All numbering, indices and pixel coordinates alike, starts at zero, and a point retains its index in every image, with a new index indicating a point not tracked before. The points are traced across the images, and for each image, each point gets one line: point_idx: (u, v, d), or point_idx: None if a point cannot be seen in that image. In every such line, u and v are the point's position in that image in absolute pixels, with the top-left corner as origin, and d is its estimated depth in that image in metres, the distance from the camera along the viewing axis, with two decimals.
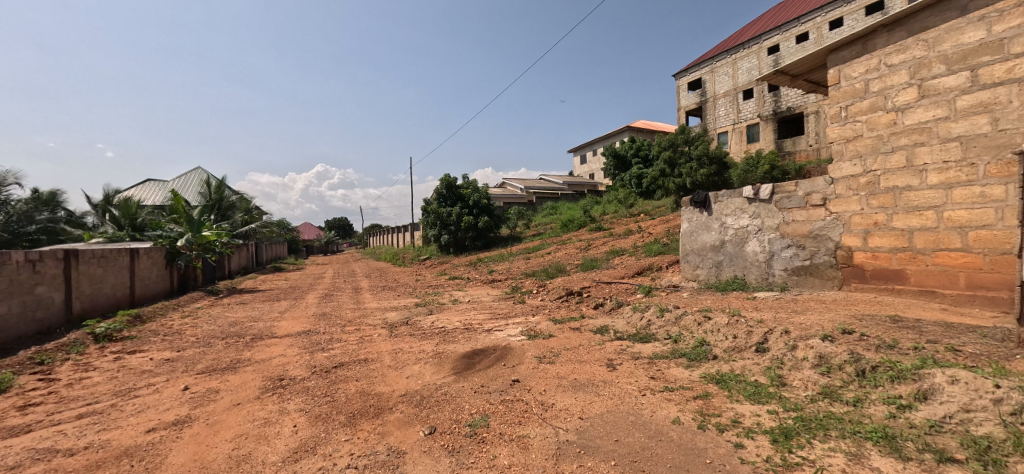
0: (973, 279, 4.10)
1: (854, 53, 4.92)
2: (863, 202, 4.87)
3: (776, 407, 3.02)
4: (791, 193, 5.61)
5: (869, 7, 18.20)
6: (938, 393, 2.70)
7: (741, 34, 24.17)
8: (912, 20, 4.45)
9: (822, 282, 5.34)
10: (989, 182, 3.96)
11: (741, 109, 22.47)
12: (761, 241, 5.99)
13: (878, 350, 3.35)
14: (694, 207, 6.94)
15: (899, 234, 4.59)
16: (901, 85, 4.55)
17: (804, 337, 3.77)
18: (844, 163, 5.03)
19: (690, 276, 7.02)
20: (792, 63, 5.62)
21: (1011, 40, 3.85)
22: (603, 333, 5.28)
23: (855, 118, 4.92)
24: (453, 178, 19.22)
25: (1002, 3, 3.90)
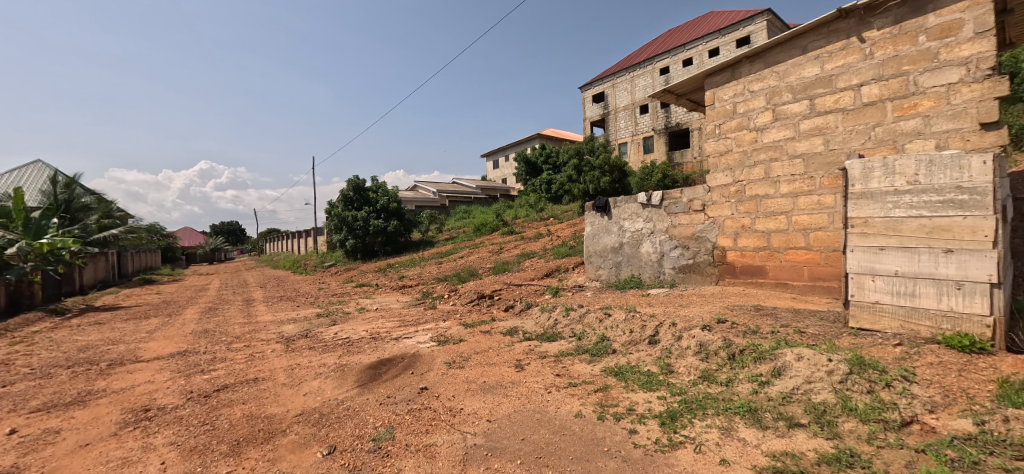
0: (815, 272, 4.89)
1: (725, 79, 5.62)
2: (733, 207, 5.59)
3: (664, 393, 3.34)
4: (677, 199, 6.23)
5: (740, 40, 20.92)
6: (788, 369, 3.18)
7: (638, 54, 26.34)
8: (768, 55, 5.20)
9: (703, 278, 6.01)
10: (823, 191, 4.77)
11: (639, 123, 24.49)
12: (653, 242, 6.57)
13: (745, 336, 3.85)
14: (595, 212, 7.40)
15: (760, 235, 5.34)
16: (759, 108, 5.31)
17: (688, 328, 4.21)
18: (718, 174, 5.72)
19: (594, 276, 7.46)
20: (676, 84, 6.26)
21: (837, 77, 4.68)
22: (513, 334, 5.39)
23: (726, 135, 5.64)
24: (361, 180, 18.37)
25: (830, 46, 4.72)
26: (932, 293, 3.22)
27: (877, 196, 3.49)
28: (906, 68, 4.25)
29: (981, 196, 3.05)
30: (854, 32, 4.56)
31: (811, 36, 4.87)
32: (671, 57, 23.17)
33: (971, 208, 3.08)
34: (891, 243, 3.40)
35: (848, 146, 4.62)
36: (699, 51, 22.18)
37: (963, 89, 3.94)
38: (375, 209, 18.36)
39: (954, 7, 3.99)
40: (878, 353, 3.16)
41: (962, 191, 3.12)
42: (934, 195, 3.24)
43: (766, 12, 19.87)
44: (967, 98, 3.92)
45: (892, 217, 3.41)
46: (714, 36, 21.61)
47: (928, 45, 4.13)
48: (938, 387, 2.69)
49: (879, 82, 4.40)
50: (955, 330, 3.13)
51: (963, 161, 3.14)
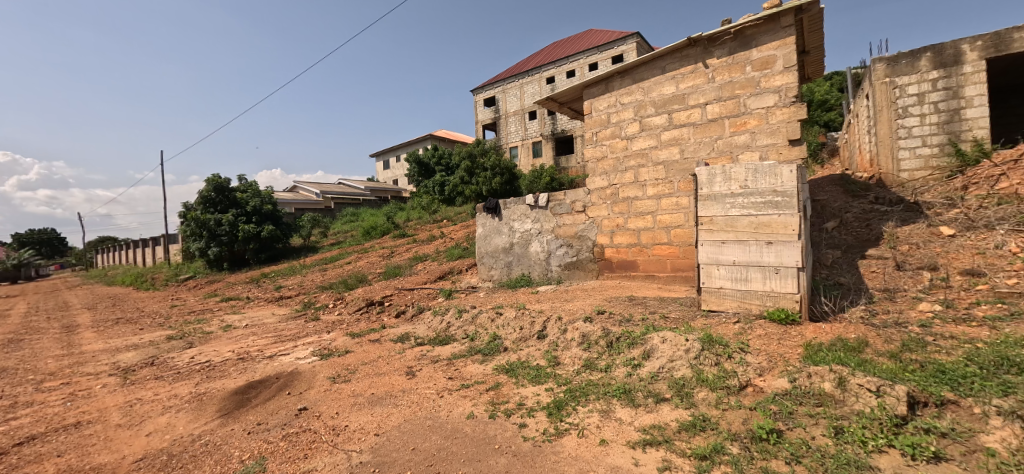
0: (676, 264, 5.57)
1: (600, 91, 6.12)
2: (609, 208, 6.11)
3: (552, 384, 3.51)
4: (561, 201, 6.62)
5: (614, 57, 22.93)
6: (655, 351, 3.57)
7: (526, 62, 27.40)
8: (634, 72, 5.78)
9: (585, 273, 6.46)
10: (680, 193, 5.46)
11: (527, 128, 25.48)
12: (541, 242, 6.88)
13: (621, 324, 4.23)
14: (486, 213, 7.51)
15: (632, 233, 5.91)
16: (629, 119, 5.88)
17: (572, 321, 4.49)
18: (596, 177, 6.21)
19: (486, 276, 7.57)
20: (558, 93, 6.64)
21: (688, 95, 5.38)
22: (404, 341, 5.21)
23: (602, 142, 6.15)
24: (224, 179, 16.26)
25: (682, 69, 5.40)
26: (759, 277, 3.88)
27: (719, 197, 4.09)
28: (738, 92, 5.04)
29: (790, 198, 3.75)
30: (700, 59, 5.28)
31: (668, 59, 5.52)
32: (555, 68, 24.50)
33: (783, 207, 3.77)
34: (730, 237, 4.02)
35: (697, 155, 5.35)
36: (580, 64, 23.81)
37: (777, 111, 4.81)
38: (244, 212, 16.35)
39: (770, 44, 4.84)
40: (723, 330, 3.72)
41: (777, 194, 3.80)
42: (758, 197, 3.89)
43: (635, 34, 22.05)
44: (780, 119, 4.80)
45: (730, 215, 4.02)
46: (593, 52, 23.37)
47: (753, 74, 4.95)
48: (766, 355, 3.25)
49: (719, 102, 5.17)
50: (776, 306, 3.81)
51: (778, 169, 3.82)
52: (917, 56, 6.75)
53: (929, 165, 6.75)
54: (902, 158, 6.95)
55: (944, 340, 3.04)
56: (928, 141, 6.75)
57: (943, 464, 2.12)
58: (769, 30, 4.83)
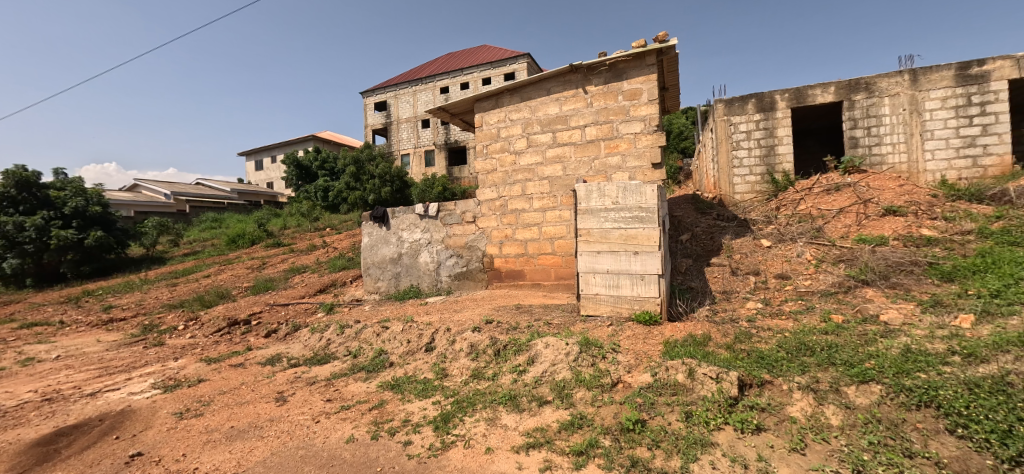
0: (558, 272, 5.94)
1: (491, 106, 6.32)
2: (498, 219, 6.29)
3: (439, 397, 3.48)
4: (451, 211, 6.64)
5: (507, 74, 23.75)
6: (539, 356, 3.75)
7: (419, 70, 27.03)
8: (522, 91, 6.08)
9: (475, 283, 6.54)
10: (563, 207, 5.85)
11: (420, 136, 25.08)
12: (430, 252, 6.79)
13: (507, 332, 4.36)
14: (373, 222, 7.19)
15: (519, 243, 6.16)
16: (517, 135, 6.15)
17: (460, 331, 4.49)
18: (486, 189, 6.36)
19: (372, 289, 7.22)
20: (448, 104, 6.66)
21: (570, 117, 5.82)
22: (275, 363, 4.72)
23: (491, 155, 6.34)
24: (31, 173, 13.11)
25: (565, 93, 5.83)
26: (629, 284, 4.32)
27: (594, 211, 4.46)
28: (611, 117, 5.59)
29: (652, 214, 4.24)
30: (580, 84, 5.75)
31: (553, 81, 5.90)
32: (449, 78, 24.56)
33: (647, 222, 4.26)
34: (604, 247, 4.41)
35: (577, 173, 5.80)
36: (474, 77, 24.20)
37: (643, 137, 5.44)
38: (60, 214, 13.25)
39: (637, 79, 5.47)
40: (598, 333, 4.06)
41: (642, 210, 4.28)
42: (627, 212, 4.33)
43: (527, 55, 23.12)
44: (645, 144, 5.44)
45: (604, 228, 4.41)
46: (486, 67, 23.93)
47: (624, 102, 5.53)
48: (633, 353, 3.61)
49: (596, 126, 5.68)
50: (641, 309, 4.28)
51: (643, 189, 4.31)
52: (746, 100, 8.20)
53: (754, 189, 8.21)
54: (736, 183, 8.36)
55: (764, 331, 3.70)
56: (753, 170, 8.22)
57: (763, 434, 2.61)
58: (637, 66, 5.46)
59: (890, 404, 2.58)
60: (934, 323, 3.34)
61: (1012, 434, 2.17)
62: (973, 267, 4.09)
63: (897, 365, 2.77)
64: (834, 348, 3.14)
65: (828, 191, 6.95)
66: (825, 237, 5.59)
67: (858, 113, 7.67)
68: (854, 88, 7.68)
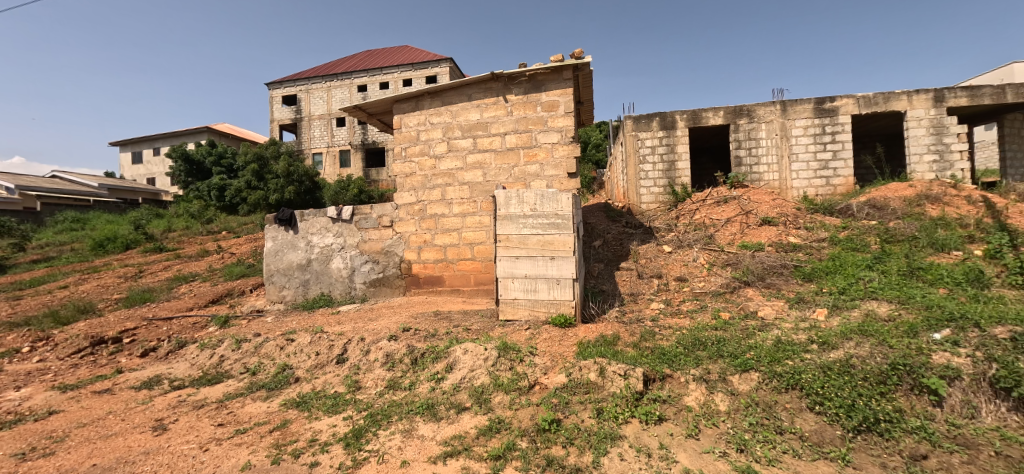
0: (478, 278, 5.98)
1: (410, 107, 6.20)
2: (417, 223, 6.17)
3: (350, 412, 3.31)
4: (366, 215, 6.38)
5: (429, 77, 23.41)
6: (458, 362, 3.73)
7: (335, 65, 25.63)
8: (443, 95, 6.04)
9: (392, 290, 6.34)
10: (483, 212, 5.91)
11: (334, 134, 23.78)
12: (343, 258, 6.46)
13: (425, 340, 4.27)
14: (278, 225, 6.66)
15: (439, 249, 6.09)
16: (437, 139, 6.10)
17: (375, 340, 4.30)
18: (404, 193, 6.21)
19: (276, 298, 6.67)
20: (365, 103, 6.41)
21: (490, 124, 5.89)
22: (154, 386, 4.16)
23: (411, 158, 6.21)
24: None
25: (486, 100, 5.90)
26: (545, 287, 4.48)
27: (512, 217, 4.54)
28: (530, 127, 5.76)
29: (567, 220, 4.44)
30: (501, 92, 5.85)
31: (474, 88, 5.94)
32: (367, 76, 23.60)
33: (563, 228, 4.44)
34: (522, 252, 4.51)
35: (497, 179, 5.89)
36: (394, 78, 23.53)
37: (560, 147, 5.68)
38: None
39: (555, 91, 5.70)
40: (516, 337, 4.14)
41: (558, 217, 4.46)
42: (544, 219, 4.48)
43: (450, 59, 23.01)
44: (561, 154, 5.68)
45: (522, 233, 4.51)
46: (408, 68, 23.38)
47: (542, 113, 5.73)
48: (550, 355, 3.72)
49: (516, 134, 5.81)
50: (557, 312, 4.46)
51: (559, 197, 4.50)
52: (651, 118, 8.92)
53: (658, 200, 8.96)
54: (643, 194, 9.05)
55: (666, 330, 4.04)
56: (657, 182, 8.97)
57: (664, 424, 2.86)
58: (555, 79, 5.69)
59: (766, 388, 2.95)
60: (799, 316, 3.90)
61: (854, 407, 2.62)
62: (827, 269, 4.84)
63: (770, 354, 3.18)
64: (722, 342, 3.53)
65: (718, 203, 7.80)
66: (716, 243, 6.25)
67: (741, 136, 8.73)
68: (739, 114, 8.72)
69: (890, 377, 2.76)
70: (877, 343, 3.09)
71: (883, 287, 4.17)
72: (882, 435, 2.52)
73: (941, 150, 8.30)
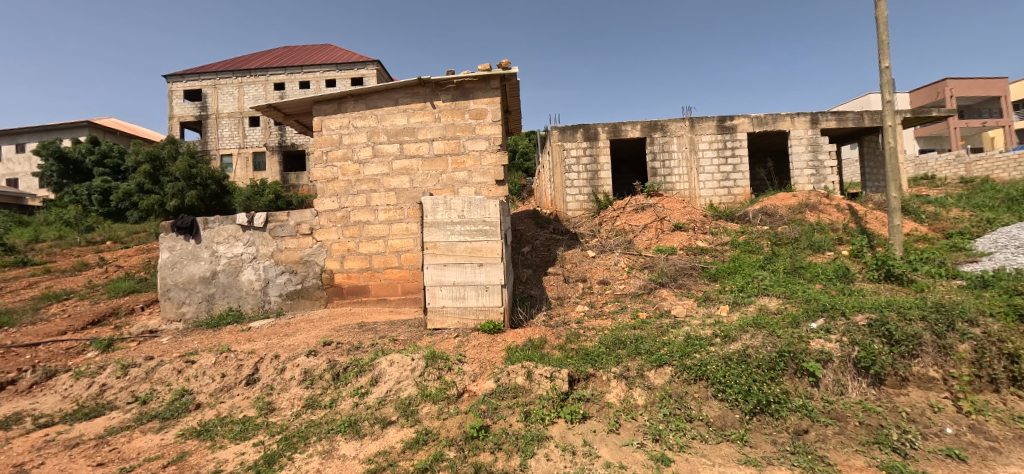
0: (405, 286, 5.83)
1: (332, 109, 5.93)
2: (339, 231, 5.89)
3: (262, 437, 3.07)
4: (282, 222, 5.98)
5: (354, 79, 22.51)
6: (383, 375, 3.60)
7: (247, 60, 23.77)
8: (368, 97, 5.85)
9: (311, 302, 5.98)
10: (410, 219, 5.79)
11: (246, 135, 22.02)
12: (256, 269, 5.99)
13: (348, 353, 4.07)
14: (176, 233, 6.00)
15: (363, 257, 5.86)
16: (361, 143, 5.88)
17: (292, 357, 4.02)
18: (325, 199, 5.91)
19: (174, 315, 5.99)
20: (280, 103, 6.01)
21: (418, 130, 5.80)
22: (13, 425, 3.54)
23: (332, 163, 5.93)
24: None
25: (413, 105, 5.80)
26: (474, 294, 4.47)
27: (440, 224, 4.48)
28: (458, 134, 5.76)
29: (495, 227, 4.48)
30: (428, 98, 5.79)
31: (400, 92, 5.82)
32: (285, 74, 22.17)
33: (491, 235, 4.47)
34: (450, 260, 4.47)
35: (424, 186, 5.80)
36: (316, 77, 22.32)
37: (487, 155, 5.72)
38: None
39: (483, 99, 5.75)
40: (444, 346, 4.09)
41: (486, 223, 4.48)
42: (471, 226, 4.48)
43: (376, 61, 22.31)
44: (489, 162, 5.73)
45: (450, 241, 4.47)
46: (331, 68, 22.30)
47: (470, 121, 5.75)
48: (479, 362, 3.70)
49: (443, 140, 5.77)
50: (486, 319, 4.47)
51: (486, 203, 4.52)
52: (576, 129, 9.31)
53: (583, 207, 9.34)
54: (568, 201, 9.38)
55: (589, 331, 4.22)
56: (582, 190, 9.35)
57: (588, 421, 2.97)
58: (482, 87, 5.74)
59: (678, 380, 3.19)
60: (706, 313, 4.28)
61: (750, 393, 2.91)
62: (728, 269, 5.35)
63: (681, 349, 3.44)
64: (640, 340, 3.75)
65: (636, 210, 8.30)
66: (635, 248, 6.66)
67: (656, 149, 9.41)
68: (654, 128, 9.39)
69: (779, 363, 3.10)
70: (768, 333, 3.46)
71: (773, 284, 4.70)
72: (772, 415, 2.83)
73: (816, 165, 9.54)
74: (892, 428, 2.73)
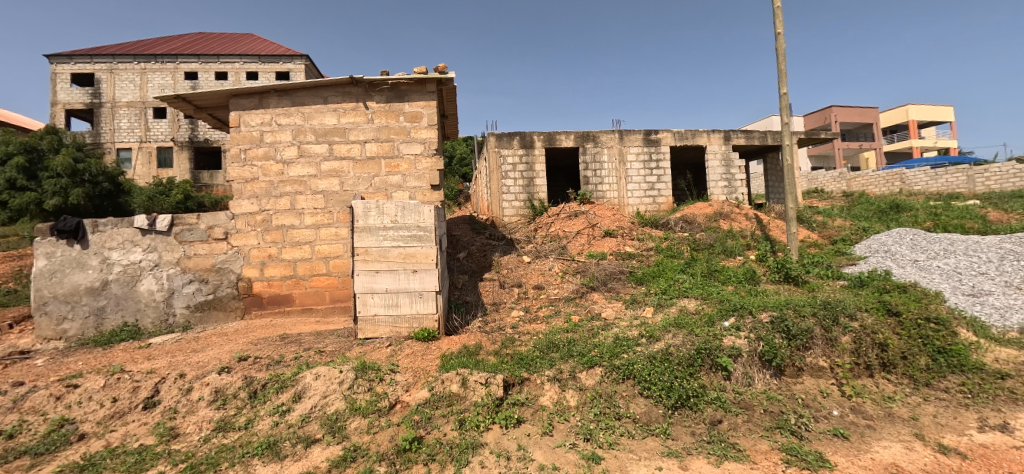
0: (334, 294, 5.55)
1: (252, 104, 5.52)
2: (259, 236, 5.48)
3: (163, 468, 2.77)
4: (191, 225, 5.45)
5: (280, 73, 21.16)
6: (307, 390, 3.39)
7: (153, 45, 21.46)
8: (294, 94, 5.53)
9: (225, 314, 5.51)
10: (339, 224, 5.52)
11: (150, 128, 19.85)
12: (157, 278, 5.40)
13: (267, 369, 3.78)
14: (56, 238, 5.24)
15: (286, 264, 5.49)
16: (286, 142, 5.53)
17: (201, 375, 3.66)
18: (242, 201, 5.48)
19: (52, 333, 5.21)
20: (191, 94, 5.50)
21: (349, 130, 5.57)
22: None
23: (252, 162, 5.51)
24: None
25: (344, 104, 5.57)
26: (407, 302, 4.36)
27: (371, 230, 4.32)
28: (392, 136, 5.61)
29: (429, 233, 4.41)
30: (360, 98, 5.59)
31: (330, 90, 5.57)
32: (199, 63, 20.30)
33: (425, 240, 4.40)
34: (382, 266, 4.32)
35: (356, 189, 5.57)
36: (235, 69, 20.66)
37: (422, 159, 5.62)
38: None
39: (418, 102, 5.65)
40: (375, 355, 3.94)
41: (420, 229, 4.40)
42: (405, 231, 4.37)
43: (304, 56, 21.15)
44: (425, 166, 5.63)
45: (383, 246, 4.32)
46: (252, 60, 20.77)
47: (405, 123, 5.63)
48: (412, 371, 3.60)
49: (377, 142, 5.58)
50: (420, 327, 4.38)
51: (421, 208, 4.44)
52: (512, 136, 9.45)
53: (518, 213, 9.48)
54: (504, 207, 9.47)
55: (524, 336, 4.28)
56: (517, 196, 9.48)
57: (522, 425, 3.01)
58: (418, 90, 5.65)
59: (608, 380, 3.33)
60: (633, 315, 4.51)
61: (671, 388, 3.11)
62: (653, 273, 5.69)
63: (610, 350, 3.59)
64: (573, 342, 3.87)
65: (569, 216, 8.58)
66: (568, 253, 6.87)
67: (588, 159, 9.80)
68: (586, 138, 9.79)
69: (696, 359, 3.34)
70: (688, 332, 3.72)
71: (691, 286, 5.07)
72: (691, 407, 3.05)
73: (728, 178, 10.45)
74: (790, 413, 3.05)
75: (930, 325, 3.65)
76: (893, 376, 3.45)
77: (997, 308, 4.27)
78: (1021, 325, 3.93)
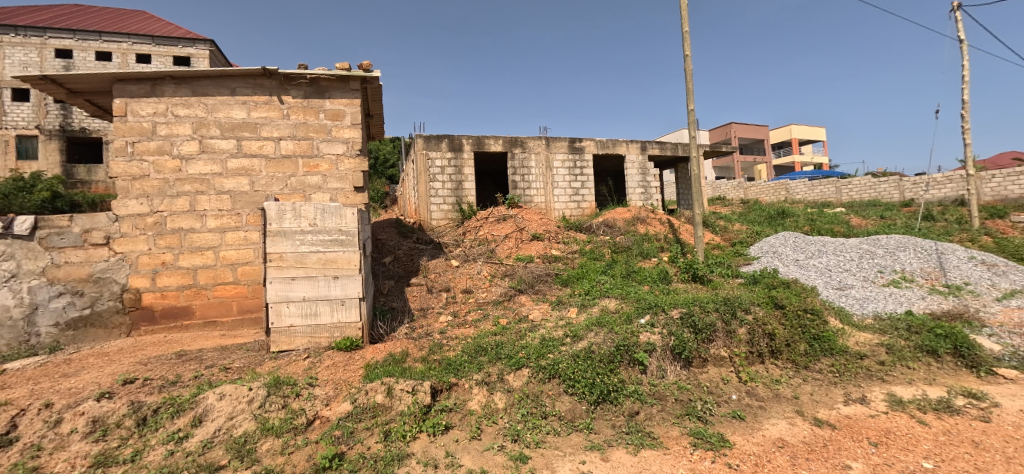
0: (243, 305, 5.09)
1: (143, 92, 4.93)
2: (150, 241, 4.88)
3: None
4: (63, 229, 4.73)
5: (177, 58, 19.04)
6: (210, 412, 3.08)
7: (12, 14, 18.34)
8: (195, 83, 5.02)
9: (106, 332, 4.84)
10: (249, 227, 5.09)
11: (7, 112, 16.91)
12: (15, 291, 4.60)
13: (160, 391, 3.38)
14: None
15: (184, 272, 4.95)
16: (184, 136, 4.99)
17: (75, 403, 3.17)
18: (129, 201, 4.85)
19: None
20: (64, 76, 4.77)
21: (260, 126, 5.16)
22: None
23: (141, 157, 4.90)
24: None
25: (254, 98, 5.16)
26: (328, 310, 4.13)
27: (288, 234, 4.04)
28: (311, 135, 5.29)
29: (352, 237, 4.23)
30: (274, 92, 5.21)
31: (238, 82, 5.13)
32: (74, 40, 17.67)
33: (347, 244, 4.21)
34: (299, 273, 4.06)
35: (268, 190, 5.18)
36: (121, 50, 18.26)
37: (344, 160, 5.36)
38: None
39: (340, 100, 5.38)
40: (291, 369, 3.68)
41: (341, 233, 4.20)
42: (325, 235, 4.14)
43: (208, 42, 19.27)
44: (347, 167, 5.37)
45: (300, 252, 4.06)
46: (144, 41, 18.51)
47: (325, 122, 5.33)
48: (332, 384, 3.41)
49: (293, 141, 5.24)
50: (342, 336, 4.17)
51: (342, 211, 4.24)
52: (440, 139, 9.36)
53: (446, 216, 9.37)
54: (432, 210, 9.30)
55: (452, 341, 4.24)
56: (445, 200, 9.36)
57: (450, 432, 2.99)
58: (340, 88, 5.39)
59: (534, 381, 3.41)
60: (558, 315, 4.67)
61: (593, 385, 3.26)
62: (577, 275, 5.92)
63: (537, 351, 3.68)
64: (500, 345, 3.91)
65: (497, 220, 8.66)
66: (496, 257, 6.93)
67: (516, 164, 9.97)
68: (514, 144, 9.95)
69: (616, 356, 3.54)
70: (608, 331, 3.93)
71: (612, 287, 5.36)
72: (610, 402, 3.23)
73: (645, 185, 11.20)
74: (697, 401, 3.34)
75: (807, 315, 4.19)
76: (780, 361, 3.91)
77: (857, 300, 5.03)
78: (874, 313, 4.67)
